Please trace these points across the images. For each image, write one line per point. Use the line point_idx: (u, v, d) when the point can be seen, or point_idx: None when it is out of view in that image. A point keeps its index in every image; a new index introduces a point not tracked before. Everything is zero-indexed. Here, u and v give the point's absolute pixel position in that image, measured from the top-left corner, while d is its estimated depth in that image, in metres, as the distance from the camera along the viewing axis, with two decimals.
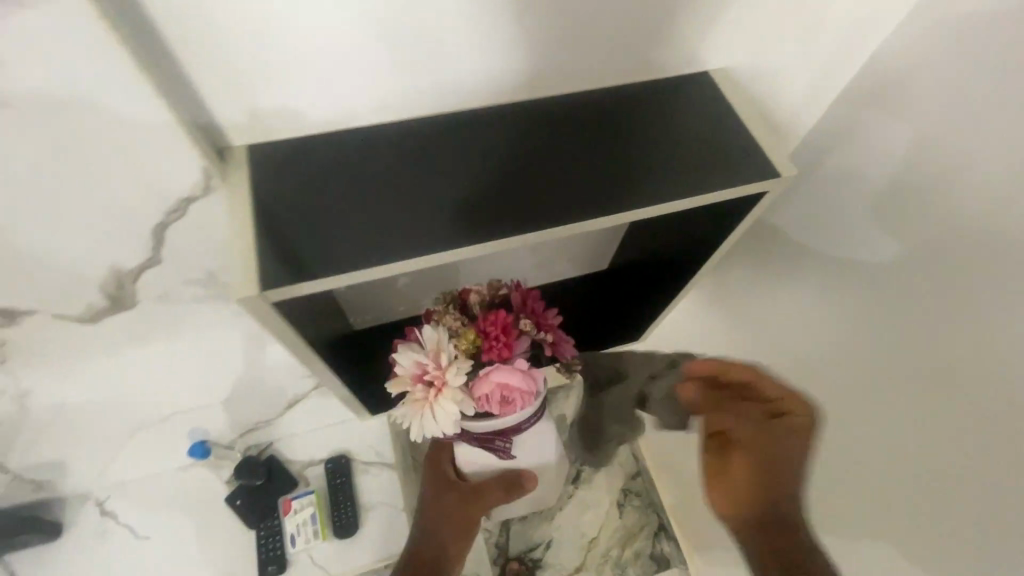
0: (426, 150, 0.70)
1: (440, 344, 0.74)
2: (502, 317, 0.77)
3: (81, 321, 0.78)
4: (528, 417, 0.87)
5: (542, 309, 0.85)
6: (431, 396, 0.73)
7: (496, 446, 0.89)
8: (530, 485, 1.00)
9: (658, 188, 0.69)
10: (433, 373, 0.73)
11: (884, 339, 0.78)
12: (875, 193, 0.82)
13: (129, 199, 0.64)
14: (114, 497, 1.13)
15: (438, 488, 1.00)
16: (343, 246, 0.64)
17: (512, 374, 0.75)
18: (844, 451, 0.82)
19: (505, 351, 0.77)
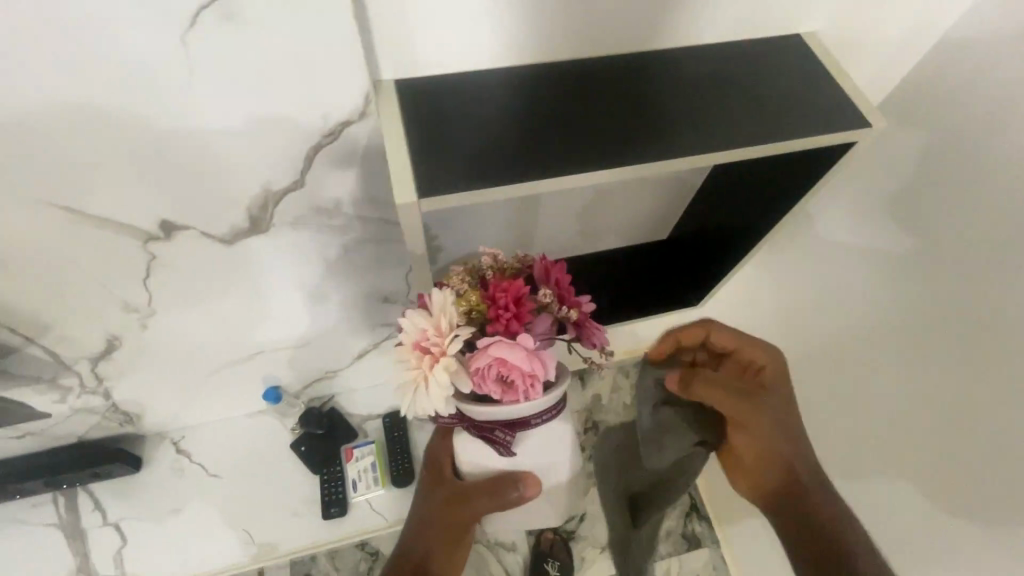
0: (505, 91, 0.62)
1: (446, 308, 0.61)
2: (516, 286, 0.63)
3: (216, 244, 0.65)
4: (542, 412, 0.71)
5: (569, 285, 0.68)
6: (425, 365, 0.61)
7: (498, 440, 0.73)
8: (530, 493, 0.77)
9: (740, 135, 0.61)
10: (432, 340, 0.62)
11: (926, 341, 0.74)
12: (952, 174, 0.73)
13: (293, 129, 0.55)
14: (187, 437, 1.19)
15: (434, 483, 0.86)
16: (431, 169, 0.55)
17: (513, 349, 0.60)
18: (870, 434, 0.84)
19: (513, 324, 0.63)
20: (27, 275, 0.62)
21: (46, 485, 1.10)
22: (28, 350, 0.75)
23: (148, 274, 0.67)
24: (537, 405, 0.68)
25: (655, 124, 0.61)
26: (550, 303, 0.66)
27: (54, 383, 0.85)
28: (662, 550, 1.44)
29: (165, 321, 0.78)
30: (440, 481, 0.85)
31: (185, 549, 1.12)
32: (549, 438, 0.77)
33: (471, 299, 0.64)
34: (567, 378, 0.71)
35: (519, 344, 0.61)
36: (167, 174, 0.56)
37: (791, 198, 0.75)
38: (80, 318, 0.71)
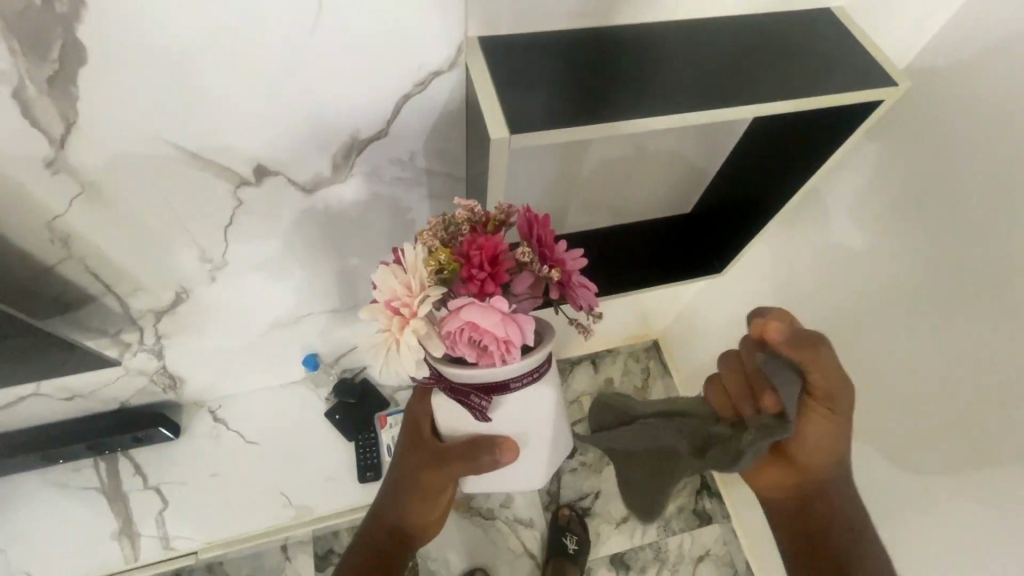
0: (568, 45, 0.64)
1: (417, 266, 0.55)
2: (493, 242, 0.56)
3: (300, 190, 0.72)
4: (521, 377, 0.66)
5: (552, 241, 0.59)
6: (394, 327, 0.55)
7: (474, 407, 0.68)
8: (506, 458, 0.72)
9: (785, 94, 0.65)
10: (401, 300, 0.55)
11: (940, 318, 0.79)
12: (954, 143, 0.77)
13: (389, 79, 0.61)
14: (224, 406, 1.23)
15: (408, 443, 0.80)
16: (503, 116, 0.59)
17: (488, 313, 0.54)
18: (880, 403, 0.90)
19: (488, 285, 0.56)
20: (126, 218, 0.68)
21: (91, 451, 1.13)
22: (104, 300, 0.81)
23: (231, 220, 0.73)
24: (515, 369, 0.63)
25: (697, 80, 0.65)
26: (531, 261, 0.59)
27: (118, 338, 0.90)
28: (677, 526, 1.49)
29: (233, 273, 0.83)
30: (417, 442, 0.79)
31: (225, 512, 1.15)
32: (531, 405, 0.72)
33: (442, 256, 0.56)
34: (550, 339, 0.66)
35: (494, 308, 0.55)
36: (267, 121, 0.61)
37: (816, 158, 0.81)
38: (155, 266, 0.77)
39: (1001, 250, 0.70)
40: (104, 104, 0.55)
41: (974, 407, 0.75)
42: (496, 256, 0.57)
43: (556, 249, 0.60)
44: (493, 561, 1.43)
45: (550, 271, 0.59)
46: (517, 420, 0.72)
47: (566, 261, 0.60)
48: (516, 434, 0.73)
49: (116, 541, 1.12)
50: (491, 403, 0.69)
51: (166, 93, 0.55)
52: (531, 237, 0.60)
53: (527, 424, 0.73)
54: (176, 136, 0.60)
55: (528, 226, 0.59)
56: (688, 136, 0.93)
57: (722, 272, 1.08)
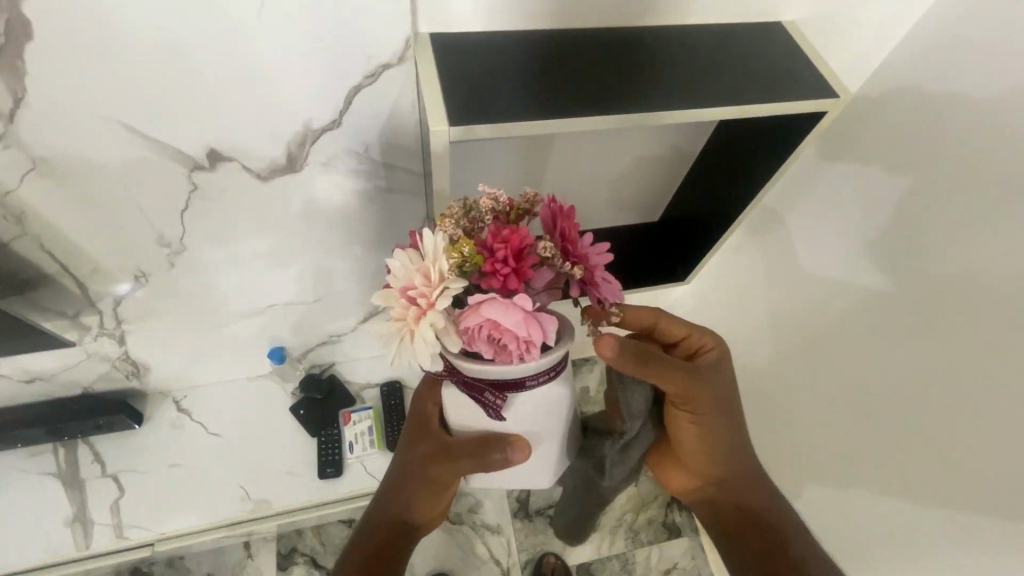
0: (514, 48, 0.68)
1: (436, 254, 0.50)
2: (519, 235, 0.51)
3: (255, 178, 0.78)
4: (538, 375, 0.60)
5: (577, 236, 0.54)
6: (410, 319, 0.50)
7: (488, 406, 0.62)
8: (517, 459, 0.66)
9: (724, 95, 0.68)
10: (419, 291, 0.51)
11: (891, 324, 0.79)
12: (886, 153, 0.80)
13: (342, 69, 0.67)
14: (190, 396, 1.23)
15: (416, 434, 0.76)
16: (445, 106, 0.62)
17: (506, 309, 0.49)
18: (848, 414, 0.89)
19: (511, 282, 0.51)
20: (80, 187, 0.73)
21: (49, 436, 1.12)
22: (63, 282, 0.86)
23: (187, 206, 0.80)
24: (533, 367, 0.58)
25: (639, 85, 0.68)
26: (553, 256, 0.53)
27: (77, 320, 0.93)
28: (647, 538, 1.46)
29: (192, 259, 0.89)
30: (424, 434, 0.74)
31: (182, 503, 1.14)
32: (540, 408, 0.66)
33: (465, 247, 0.51)
34: (570, 338, 0.60)
35: (516, 305, 0.50)
36: (219, 107, 0.68)
37: (768, 164, 0.84)
38: (116, 244, 0.82)
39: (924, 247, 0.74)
40: (52, 76, 0.61)
41: (931, 417, 0.74)
42: (520, 251, 0.51)
43: (580, 244, 0.54)
44: (458, 567, 1.40)
45: (572, 270, 0.53)
46: (529, 419, 0.66)
47: (591, 257, 0.55)
48: (527, 432, 0.67)
49: (68, 528, 1.11)
50: (506, 402, 0.63)
51: (121, 73, 0.62)
52: (555, 230, 0.54)
53: (536, 424, 0.67)
54: (130, 117, 0.67)
55: (553, 219, 0.54)
56: (642, 142, 0.97)
57: (689, 279, 1.11)
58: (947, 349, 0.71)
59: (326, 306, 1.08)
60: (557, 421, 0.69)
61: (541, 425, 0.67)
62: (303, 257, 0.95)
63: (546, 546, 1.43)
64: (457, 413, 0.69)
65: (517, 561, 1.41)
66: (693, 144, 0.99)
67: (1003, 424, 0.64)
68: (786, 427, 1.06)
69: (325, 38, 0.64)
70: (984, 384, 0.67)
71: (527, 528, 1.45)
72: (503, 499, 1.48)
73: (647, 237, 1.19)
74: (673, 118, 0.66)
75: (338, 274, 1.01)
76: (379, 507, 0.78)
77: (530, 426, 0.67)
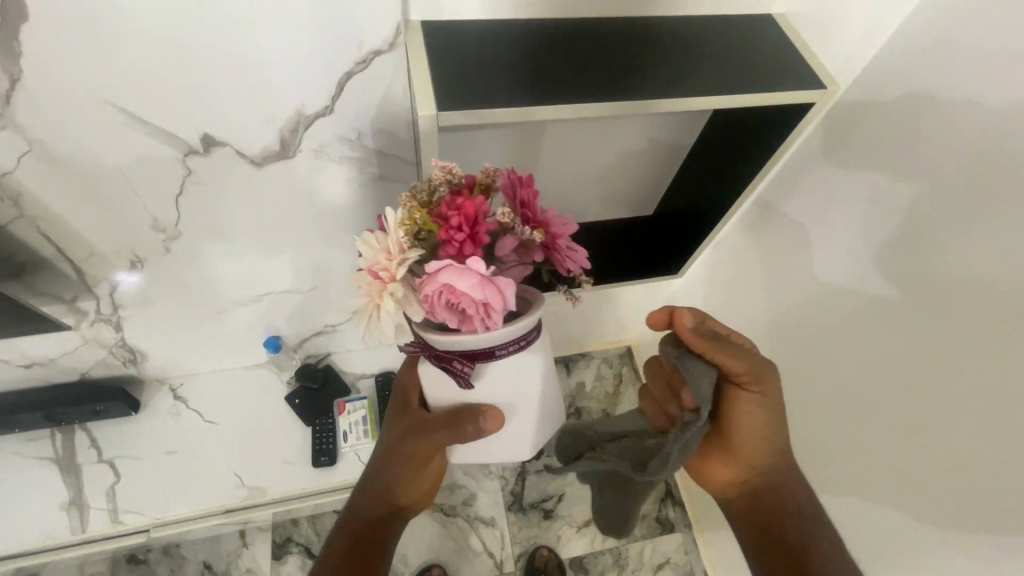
0: (504, 37, 0.69)
1: (393, 226, 0.52)
2: (472, 202, 0.51)
3: (249, 165, 0.79)
4: (505, 344, 0.61)
5: (535, 203, 0.55)
6: (374, 292, 0.53)
7: (458, 376, 0.62)
8: (490, 426, 0.66)
9: (717, 86, 0.68)
10: (381, 264, 0.52)
11: (892, 318, 0.79)
12: (875, 145, 0.81)
13: (335, 55, 0.68)
14: (185, 384, 1.24)
15: (397, 414, 0.77)
16: (435, 92, 0.62)
17: (463, 272, 0.49)
18: (846, 411, 0.89)
19: (466, 247, 0.51)
20: (77, 174, 0.75)
21: (46, 421, 1.13)
22: (59, 265, 0.87)
23: (182, 190, 0.81)
24: (499, 336, 0.58)
25: (628, 73, 0.68)
26: (513, 222, 0.54)
27: (74, 305, 0.94)
28: (641, 532, 1.46)
29: (186, 246, 0.90)
30: (404, 412, 0.76)
31: (178, 489, 1.15)
32: (515, 376, 0.66)
33: (418, 215, 0.52)
34: (538, 309, 0.61)
35: (471, 269, 0.50)
36: (214, 93, 0.69)
37: (762, 156, 0.85)
38: (113, 230, 0.84)
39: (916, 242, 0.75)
40: (49, 60, 0.62)
41: (929, 416, 0.74)
42: (476, 217, 0.52)
43: (538, 210, 0.55)
44: (451, 558, 1.41)
45: (533, 234, 0.54)
46: (501, 388, 0.66)
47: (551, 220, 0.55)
48: (502, 404, 0.68)
49: (65, 512, 1.12)
50: (476, 373, 0.64)
51: (119, 61, 0.63)
52: (514, 199, 0.55)
53: (509, 394, 0.67)
54: (126, 102, 0.68)
55: (510, 187, 0.55)
56: (638, 131, 0.98)
57: (681, 270, 1.13)
58: (944, 344, 0.71)
59: (321, 295, 1.09)
60: (529, 395, 0.69)
61: (514, 396, 0.68)
62: (297, 244, 0.95)
63: (540, 539, 1.44)
64: (450, 395, 0.70)
65: (511, 554, 1.42)
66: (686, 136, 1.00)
67: (997, 417, 0.65)
68: (779, 419, 1.07)
69: (318, 23, 0.65)
70: (982, 381, 0.67)
71: (521, 520, 1.46)
72: (497, 491, 1.49)
73: (642, 229, 1.21)
74: (652, 106, 0.66)
75: (334, 263, 1.01)
76: (366, 490, 0.79)
77: (504, 396, 0.67)
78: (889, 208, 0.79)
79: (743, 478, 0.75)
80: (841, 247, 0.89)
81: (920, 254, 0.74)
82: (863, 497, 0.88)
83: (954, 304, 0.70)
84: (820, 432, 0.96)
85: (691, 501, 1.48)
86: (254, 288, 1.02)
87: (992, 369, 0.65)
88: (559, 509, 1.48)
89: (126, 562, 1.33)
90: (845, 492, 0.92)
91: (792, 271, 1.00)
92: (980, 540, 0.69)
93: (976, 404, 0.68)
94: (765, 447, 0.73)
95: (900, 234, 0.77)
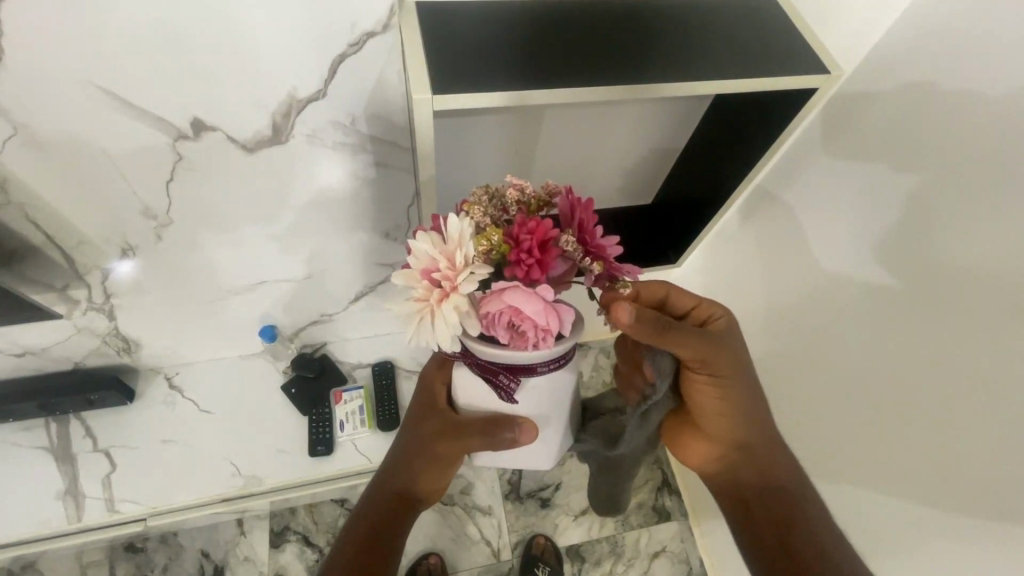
0: (500, 17, 0.68)
1: (464, 239, 0.50)
2: (544, 227, 0.51)
3: (240, 150, 0.78)
4: (550, 363, 0.61)
5: (595, 229, 0.54)
6: (432, 300, 0.50)
7: (501, 386, 0.62)
8: (524, 437, 0.67)
9: (721, 70, 0.67)
10: (442, 272, 0.50)
11: (890, 305, 0.79)
12: (875, 131, 0.79)
13: (327, 36, 0.67)
14: (181, 373, 1.23)
15: (425, 412, 0.76)
16: (433, 75, 0.61)
17: (531, 297, 0.50)
18: (846, 401, 0.88)
19: (534, 272, 0.51)
20: (65, 160, 0.73)
21: (41, 410, 1.13)
22: (50, 253, 0.86)
23: (172, 175, 0.79)
24: (546, 355, 0.58)
25: (625, 58, 0.67)
26: (575, 248, 0.53)
27: (65, 294, 0.93)
28: (637, 522, 1.46)
29: (179, 234, 0.89)
30: (431, 412, 0.75)
31: (174, 478, 1.14)
32: (553, 388, 0.66)
33: (494, 235, 0.52)
34: (582, 327, 0.60)
35: (539, 295, 0.50)
36: (204, 76, 0.68)
37: (764, 142, 0.83)
38: (102, 218, 0.83)
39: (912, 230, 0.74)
40: (33, 42, 0.60)
41: (931, 409, 0.73)
42: (545, 242, 0.52)
43: (600, 237, 0.55)
44: (448, 547, 1.41)
45: (592, 264, 0.54)
46: (539, 401, 0.66)
47: (611, 250, 0.55)
48: (534, 415, 0.68)
49: (59, 501, 1.12)
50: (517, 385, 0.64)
51: (104, 44, 0.62)
52: (572, 220, 0.54)
53: (544, 406, 0.67)
54: (114, 85, 0.66)
55: (570, 210, 0.54)
56: (637, 118, 0.98)
57: (680, 259, 1.12)
58: (947, 334, 0.70)
59: (316, 284, 1.08)
60: (561, 406, 0.68)
61: (550, 404, 0.67)
62: (293, 233, 0.94)
63: (536, 528, 1.44)
64: (461, 387, 0.69)
65: (508, 542, 1.42)
66: (686, 121, 1.00)
67: (996, 410, 0.65)
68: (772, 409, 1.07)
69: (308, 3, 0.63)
70: (983, 374, 0.66)
71: (518, 509, 1.46)
72: (495, 480, 1.49)
73: (641, 218, 1.20)
74: (650, 91, 0.65)
75: (329, 251, 1.00)
76: (380, 483, 0.78)
77: (538, 407, 0.67)
78: (885, 195, 0.78)
79: (722, 454, 0.75)
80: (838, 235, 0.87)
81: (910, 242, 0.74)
82: (859, 488, 0.88)
83: (956, 294, 0.69)
84: (817, 423, 0.95)
85: (687, 493, 1.48)
86: (250, 275, 1.01)
87: (999, 364, 0.64)
88: (556, 498, 1.48)
89: (123, 549, 1.33)
90: (841, 482, 0.91)
91: (789, 259, 0.99)
92: (986, 535, 0.68)
93: (980, 397, 0.67)
94: (751, 423, 0.72)
95: (900, 223, 0.76)
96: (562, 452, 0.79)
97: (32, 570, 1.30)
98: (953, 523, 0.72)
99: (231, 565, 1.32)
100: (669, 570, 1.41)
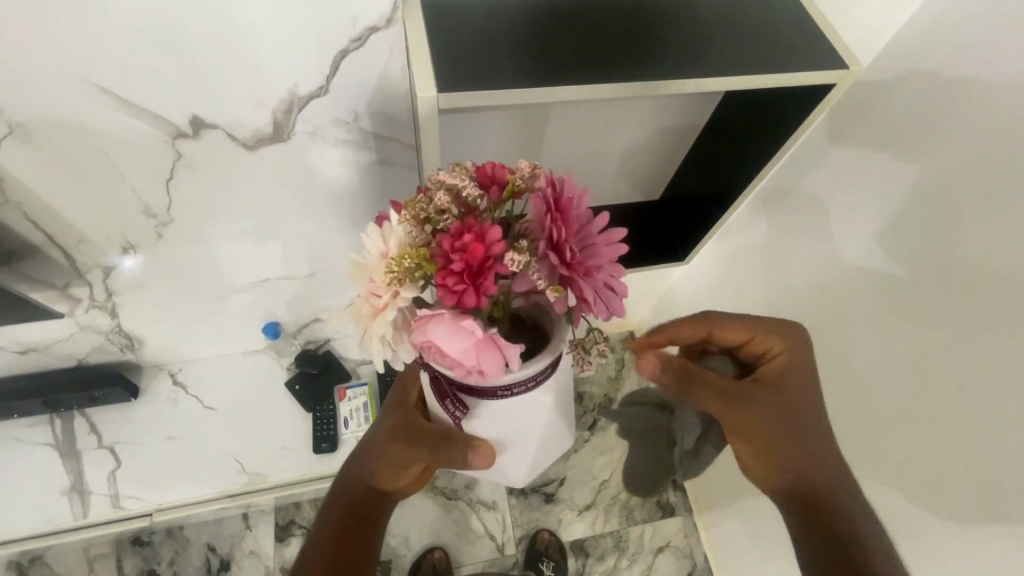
0: (506, 11, 0.66)
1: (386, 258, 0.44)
2: (479, 248, 0.43)
3: (241, 149, 0.77)
4: (507, 387, 0.55)
5: (561, 246, 0.44)
6: (364, 319, 0.47)
7: (450, 405, 0.59)
8: (477, 464, 0.61)
9: (732, 65, 0.65)
10: (373, 290, 0.46)
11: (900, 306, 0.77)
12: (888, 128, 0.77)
13: (327, 33, 0.65)
14: (185, 370, 1.23)
15: (393, 407, 0.74)
16: (436, 74, 0.59)
17: (457, 331, 0.44)
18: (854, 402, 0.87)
19: (466, 299, 0.44)
20: (62, 158, 0.72)
21: (46, 407, 1.13)
22: (49, 252, 0.85)
23: (172, 174, 0.78)
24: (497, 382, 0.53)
25: (634, 53, 0.65)
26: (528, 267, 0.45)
27: (66, 291, 0.93)
28: (642, 517, 1.46)
29: (180, 232, 0.88)
30: (398, 408, 0.73)
31: (178, 474, 1.14)
32: (514, 412, 0.59)
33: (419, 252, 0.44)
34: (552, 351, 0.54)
35: (467, 329, 0.44)
36: (202, 74, 0.66)
37: (775, 138, 0.81)
38: (102, 216, 0.81)
39: (924, 230, 0.72)
40: (19, 37, 0.59)
41: (941, 413, 0.72)
42: (483, 263, 0.43)
43: (565, 254, 0.44)
44: (452, 542, 1.41)
45: (545, 286, 0.45)
46: (500, 425, 0.60)
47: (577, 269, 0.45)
48: (495, 438, 0.62)
49: (65, 498, 1.12)
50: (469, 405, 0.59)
51: (101, 41, 0.60)
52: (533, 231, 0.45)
53: (505, 431, 0.61)
54: (111, 83, 0.65)
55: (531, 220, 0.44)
56: (644, 113, 0.95)
57: (691, 254, 1.09)
58: (958, 338, 0.69)
59: (320, 280, 1.06)
60: (522, 430, 0.62)
61: (514, 425, 0.61)
62: (293, 230, 0.93)
63: (540, 523, 1.44)
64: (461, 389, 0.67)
65: (511, 537, 1.43)
66: (696, 115, 0.97)
67: (1006, 416, 0.63)
68: None
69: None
70: (994, 378, 0.64)
71: (522, 504, 1.46)
72: None
73: (649, 214, 1.18)
74: (661, 89, 0.63)
75: (332, 248, 0.99)
76: (347, 476, 0.77)
77: (499, 431, 0.61)
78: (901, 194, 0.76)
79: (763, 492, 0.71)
80: (847, 236, 0.85)
81: (923, 242, 0.72)
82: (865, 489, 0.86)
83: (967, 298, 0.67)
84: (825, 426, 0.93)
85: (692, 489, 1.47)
86: (253, 271, 1.00)
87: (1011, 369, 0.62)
88: (559, 494, 1.48)
89: (129, 543, 1.34)
90: None
91: (797, 257, 0.97)
92: (993, 540, 0.67)
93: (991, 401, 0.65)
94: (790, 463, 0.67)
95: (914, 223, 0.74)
96: (536, 468, 0.73)
97: (40, 564, 1.31)
98: (960, 527, 0.71)
99: (237, 559, 1.33)
100: (673, 565, 1.41)
